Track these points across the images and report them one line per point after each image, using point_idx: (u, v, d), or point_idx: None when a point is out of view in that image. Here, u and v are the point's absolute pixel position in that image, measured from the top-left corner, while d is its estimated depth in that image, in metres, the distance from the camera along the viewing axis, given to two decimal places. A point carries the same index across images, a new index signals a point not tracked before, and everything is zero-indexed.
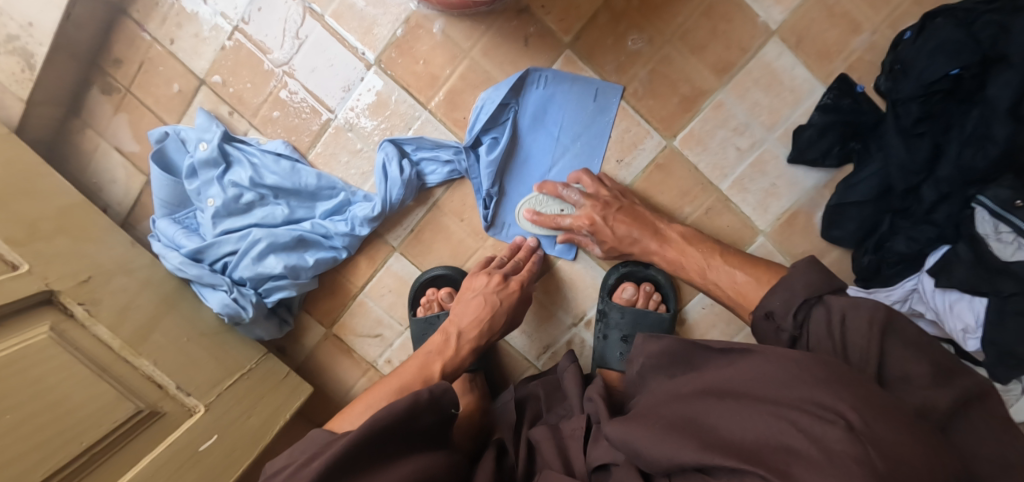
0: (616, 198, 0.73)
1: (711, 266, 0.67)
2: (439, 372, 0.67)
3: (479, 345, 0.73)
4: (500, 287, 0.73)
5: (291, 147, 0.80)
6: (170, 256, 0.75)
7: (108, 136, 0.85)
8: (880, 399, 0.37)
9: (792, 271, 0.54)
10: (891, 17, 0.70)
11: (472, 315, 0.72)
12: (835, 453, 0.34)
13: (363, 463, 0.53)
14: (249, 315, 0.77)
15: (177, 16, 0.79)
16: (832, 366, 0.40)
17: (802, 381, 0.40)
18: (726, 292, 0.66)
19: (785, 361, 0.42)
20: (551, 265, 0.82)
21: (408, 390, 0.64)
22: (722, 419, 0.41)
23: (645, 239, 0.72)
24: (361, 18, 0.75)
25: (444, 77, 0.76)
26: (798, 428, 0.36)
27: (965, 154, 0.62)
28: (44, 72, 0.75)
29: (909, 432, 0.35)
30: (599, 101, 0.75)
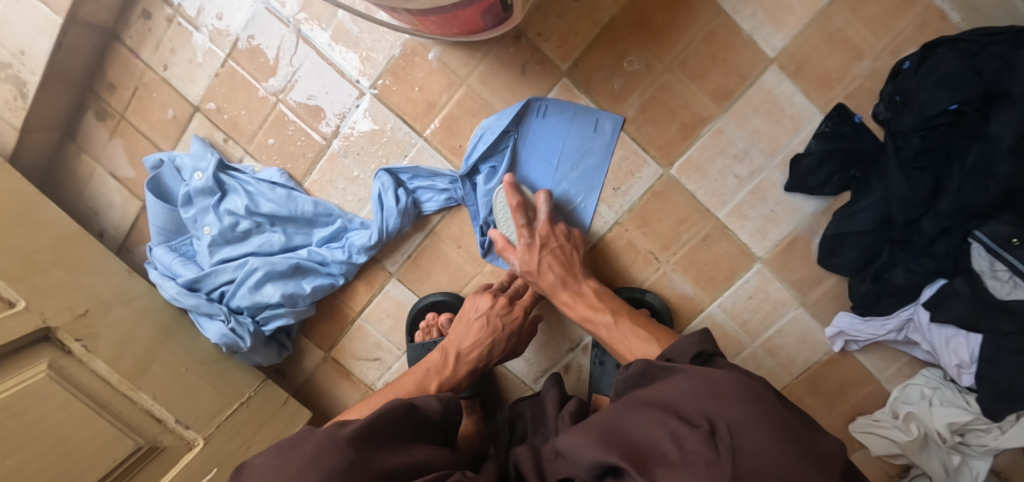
0: (563, 237, 0.72)
1: (617, 323, 0.66)
2: (435, 391, 0.68)
3: (476, 368, 0.73)
4: (503, 311, 0.73)
5: (287, 174, 0.80)
6: (167, 285, 0.75)
7: (103, 162, 0.85)
8: (776, 418, 0.40)
9: (691, 340, 0.54)
10: (893, 44, 0.68)
11: (472, 338, 0.71)
12: (692, 455, 0.38)
13: (373, 445, 0.51)
14: (247, 344, 0.77)
15: (170, 42, 0.78)
16: (745, 385, 0.43)
17: (703, 394, 0.43)
18: (624, 343, 0.64)
19: (703, 379, 0.45)
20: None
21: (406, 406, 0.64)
22: (631, 423, 0.45)
23: (566, 283, 0.70)
24: (357, 44, 0.75)
25: (441, 105, 0.76)
26: (673, 433, 0.41)
27: (966, 190, 0.61)
28: (38, 101, 0.75)
29: (773, 439, 0.38)
30: (599, 131, 0.74)
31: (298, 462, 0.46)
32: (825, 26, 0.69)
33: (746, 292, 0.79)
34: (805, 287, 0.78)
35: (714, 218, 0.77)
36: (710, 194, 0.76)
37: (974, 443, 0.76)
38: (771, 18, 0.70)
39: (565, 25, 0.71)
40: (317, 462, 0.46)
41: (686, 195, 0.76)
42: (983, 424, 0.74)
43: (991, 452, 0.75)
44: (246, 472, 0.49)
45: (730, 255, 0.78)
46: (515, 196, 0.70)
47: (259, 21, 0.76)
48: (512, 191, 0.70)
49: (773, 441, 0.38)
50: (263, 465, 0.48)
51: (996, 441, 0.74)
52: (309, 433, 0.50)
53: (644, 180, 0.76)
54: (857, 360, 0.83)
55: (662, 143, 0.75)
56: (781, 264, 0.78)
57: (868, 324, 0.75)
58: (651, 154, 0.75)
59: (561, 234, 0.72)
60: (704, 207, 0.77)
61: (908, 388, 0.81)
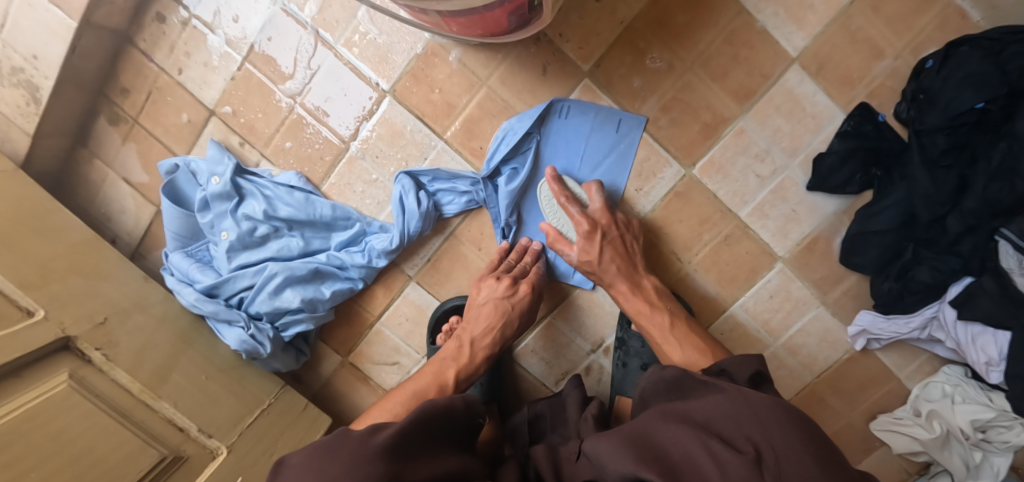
0: (624, 227, 0.74)
1: (672, 327, 0.68)
2: (453, 379, 0.67)
3: (493, 353, 0.72)
4: (508, 292, 0.71)
5: (305, 178, 0.79)
6: (186, 292, 0.74)
7: (116, 167, 0.83)
8: (820, 446, 0.40)
9: (736, 362, 0.52)
10: (915, 42, 0.68)
11: (483, 324, 0.71)
12: (734, 479, 0.38)
13: (409, 453, 0.51)
14: (266, 350, 0.76)
15: (184, 45, 0.77)
16: (793, 411, 0.42)
17: (743, 416, 0.42)
18: (682, 352, 0.66)
19: (744, 400, 0.43)
20: (573, 288, 0.81)
21: (423, 397, 0.63)
22: (666, 436, 0.44)
23: (631, 274, 0.72)
24: (375, 46, 0.74)
25: (460, 106, 0.75)
26: (712, 452, 0.40)
27: (992, 188, 0.61)
28: (50, 106, 0.74)
29: (818, 468, 0.38)
30: (621, 131, 0.74)
31: (335, 468, 0.47)
32: (846, 25, 0.69)
33: (767, 292, 0.79)
34: (826, 286, 0.78)
35: (736, 217, 0.77)
36: (732, 194, 0.76)
37: (994, 439, 0.76)
38: (792, 17, 0.69)
39: (587, 26, 0.71)
40: (352, 474, 0.46)
41: (707, 195, 0.76)
42: (1006, 420, 0.74)
43: (1011, 449, 0.75)
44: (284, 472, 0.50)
45: (752, 255, 0.78)
46: (562, 191, 0.72)
47: (276, 23, 0.75)
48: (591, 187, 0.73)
49: (818, 470, 0.38)
50: (300, 468, 0.49)
51: (1018, 437, 0.74)
52: (345, 435, 0.50)
53: (665, 181, 0.76)
54: (878, 358, 0.83)
55: (683, 143, 0.74)
56: (803, 264, 0.78)
57: (891, 322, 0.75)
58: (673, 154, 0.75)
59: (622, 225, 0.73)
60: (725, 207, 0.77)
61: (929, 385, 0.81)
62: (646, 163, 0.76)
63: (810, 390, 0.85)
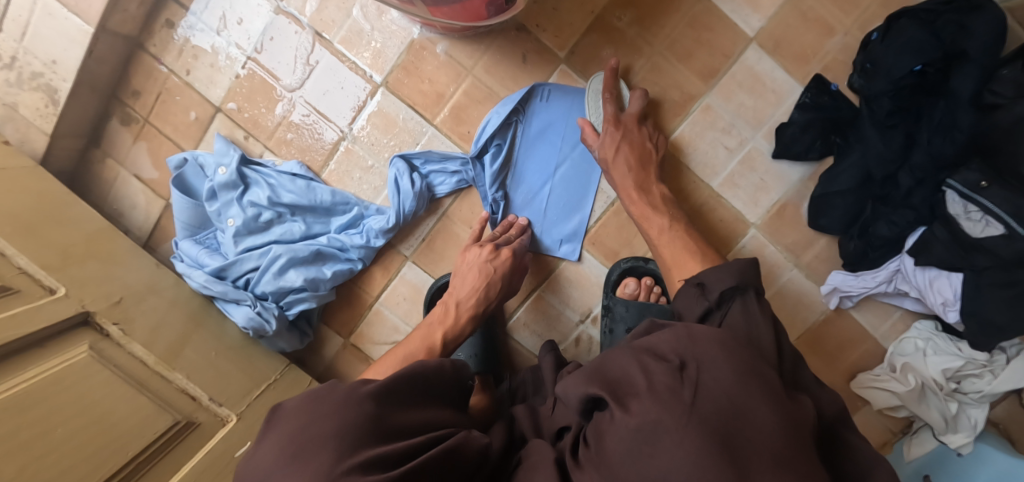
0: (646, 137, 0.77)
1: (671, 228, 0.71)
2: (440, 341, 0.71)
3: (478, 314, 0.76)
4: (491, 256, 0.76)
5: (305, 167, 0.84)
6: (196, 274, 0.79)
7: (128, 165, 0.89)
8: (744, 359, 0.41)
9: (714, 277, 0.56)
10: (861, 20, 0.75)
11: (469, 285, 0.75)
12: (660, 385, 0.41)
13: (393, 403, 0.52)
14: (272, 328, 0.80)
15: (193, 49, 0.84)
16: (728, 341, 0.42)
17: (678, 338, 0.44)
18: (670, 249, 0.69)
19: (685, 327, 0.45)
20: (560, 260, 0.86)
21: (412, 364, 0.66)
22: (613, 358, 0.48)
23: (640, 178, 0.74)
24: (369, 42, 0.80)
25: (449, 94, 0.81)
26: (645, 368, 0.43)
27: (935, 142, 0.68)
28: (67, 107, 0.80)
29: (737, 375, 0.39)
30: None
31: (326, 409, 0.48)
32: (798, 6, 0.76)
33: (743, 258, 0.84)
34: (796, 250, 0.84)
35: (708, 188, 0.83)
36: (703, 166, 0.82)
37: (968, 390, 0.81)
38: (748, 2, 0.76)
39: (562, 17, 0.78)
40: (340, 415, 0.47)
41: (681, 167, 0.82)
42: (976, 368, 0.79)
43: (986, 400, 0.80)
44: (277, 417, 0.50)
45: (726, 223, 0.83)
46: (610, 90, 0.76)
47: (278, 25, 0.81)
48: (609, 81, 0.76)
49: (737, 376, 0.39)
50: (293, 411, 0.50)
51: (989, 385, 0.79)
52: (334, 386, 0.51)
53: None
54: (853, 318, 0.87)
55: (655, 121, 0.80)
56: (775, 229, 0.83)
57: (860, 279, 0.80)
58: (646, 131, 0.81)
59: (644, 133, 0.76)
60: (698, 178, 0.82)
61: (903, 342, 0.85)
62: None
63: (791, 352, 0.89)
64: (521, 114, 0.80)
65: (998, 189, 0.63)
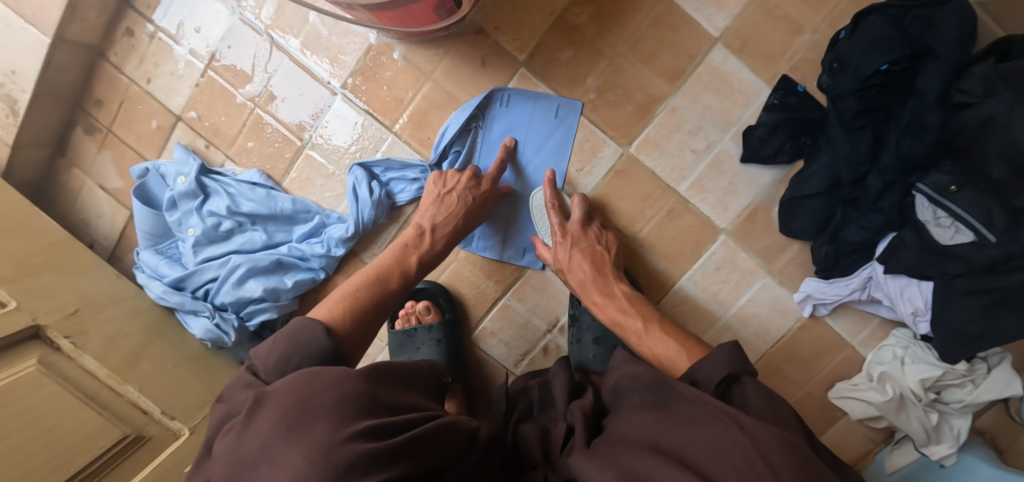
0: (595, 239, 0.75)
1: (647, 331, 0.63)
2: (416, 263, 0.66)
3: (454, 240, 0.73)
4: (473, 184, 0.74)
5: (266, 175, 0.83)
6: (154, 285, 0.78)
7: (93, 174, 0.88)
8: None
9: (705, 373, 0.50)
10: (831, 17, 0.72)
11: (445, 210, 0.72)
12: None
13: (387, 382, 0.46)
14: (231, 339, 0.79)
15: (153, 57, 0.83)
16: (793, 448, 0.38)
17: (752, 464, 0.37)
18: (653, 356, 0.60)
19: (755, 439, 0.39)
20: (524, 269, 0.84)
21: (386, 295, 0.60)
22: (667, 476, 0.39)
23: (598, 284, 0.70)
24: (327, 48, 0.79)
25: (408, 100, 0.79)
26: None
27: (903, 143, 0.66)
28: (29, 118, 0.80)
29: None
30: (560, 116, 0.78)
31: (318, 386, 0.41)
32: (763, 4, 0.73)
33: (714, 264, 0.82)
34: (768, 256, 0.81)
35: (675, 193, 0.80)
36: (669, 170, 0.79)
37: (948, 399, 0.78)
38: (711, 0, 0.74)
39: (521, 19, 0.76)
40: (338, 401, 0.40)
41: (646, 172, 0.79)
42: (957, 378, 0.76)
43: (968, 410, 0.77)
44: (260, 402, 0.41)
45: (695, 228, 0.81)
46: (551, 201, 0.76)
47: (236, 32, 0.80)
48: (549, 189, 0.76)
49: None
50: (282, 394, 0.41)
51: (971, 395, 0.76)
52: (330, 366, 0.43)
53: (605, 160, 0.79)
54: (829, 326, 0.84)
55: (619, 124, 0.78)
56: (745, 234, 0.81)
57: (833, 285, 0.77)
58: (608, 135, 0.78)
59: (593, 237, 0.75)
60: (665, 183, 0.80)
61: (882, 350, 0.82)
62: (585, 144, 0.79)
63: (767, 360, 0.86)
64: (480, 120, 0.79)
65: (968, 193, 0.60)
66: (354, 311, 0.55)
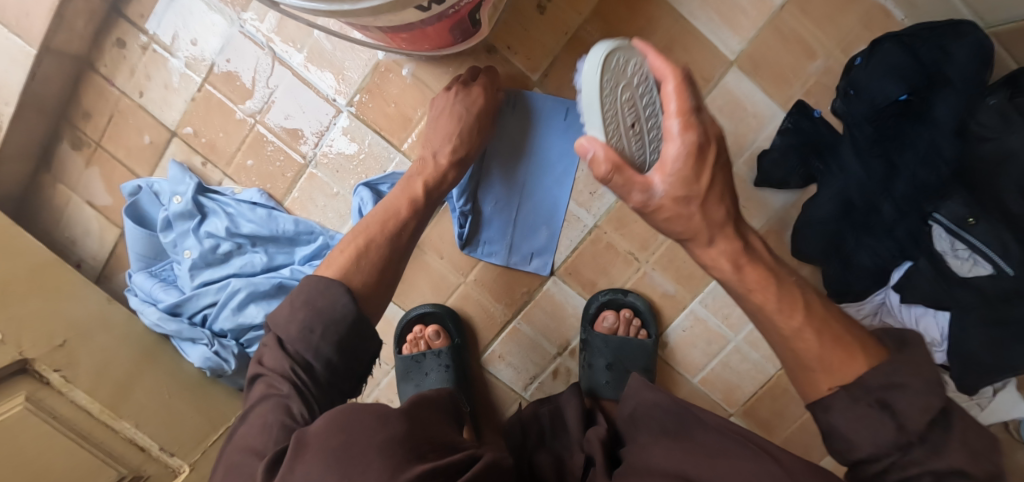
0: None
1: None
2: (423, 189, 0.63)
3: (463, 161, 0.68)
4: (464, 97, 0.69)
5: (267, 194, 0.80)
6: (148, 311, 0.74)
7: (80, 190, 0.84)
8: None
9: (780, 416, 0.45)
10: (844, 42, 0.72)
11: (443, 133, 0.68)
12: None
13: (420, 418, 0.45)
14: (231, 367, 0.76)
15: (145, 69, 0.78)
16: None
17: None
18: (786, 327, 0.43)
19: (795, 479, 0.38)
20: (535, 276, 0.81)
21: (402, 249, 0.58)
22: None
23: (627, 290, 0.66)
24: (331, 63, 0.76)
25: (416, 118, 0.76)
26: None
27: (919, 172, 0.65)
28: (12, 132, 0.75)
29: None
30: (569, 119, 0.75)
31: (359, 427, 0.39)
32: (779, 28, 0.73)
33: (725, 287, 0.81)
34: None
35: None
36: None
37: None
38: (727, 22, 0.73)
39: (533, 37, 0.74)
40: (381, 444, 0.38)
41: None
42: (963, 401, 0.77)
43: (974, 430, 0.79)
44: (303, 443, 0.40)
45: None
46: None
47: (235, 44, 0.76)
48: None
49: None
50: (322, 436, 0.39)
51: (976, 417, 0.77)
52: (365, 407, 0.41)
53: None
54: None
55: None
56: None
57: (845, 311, 0.77)
58: None
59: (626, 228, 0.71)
60: None
61: None
62: None
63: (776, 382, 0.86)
64: None
65: (985, 226, 0.59)
66: (365, 264, 0.54)
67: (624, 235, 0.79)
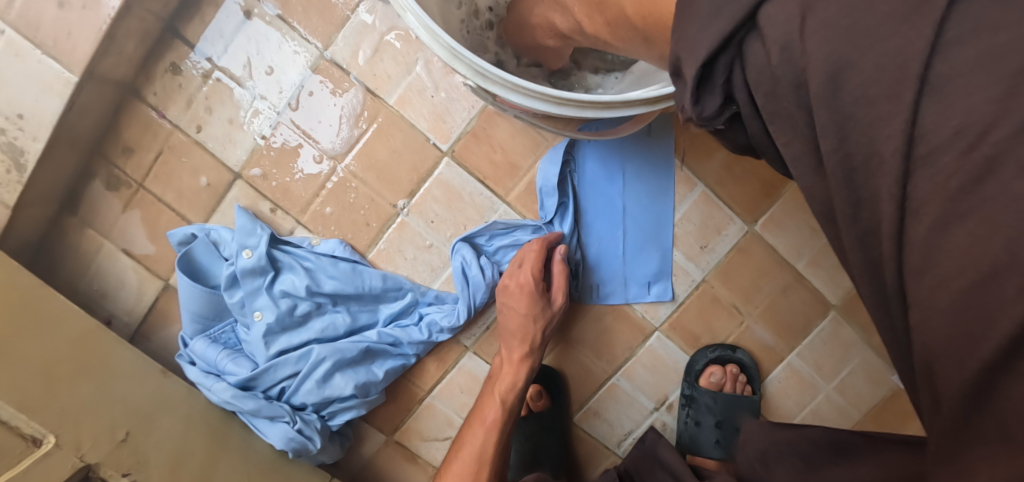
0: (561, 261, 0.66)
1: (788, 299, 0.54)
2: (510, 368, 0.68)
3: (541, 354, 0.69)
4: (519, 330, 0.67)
5: (349, 246, 0.71)
6: (217, 387, 0.64)
7: (114, 237, 0.71)
8: None
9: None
10: None
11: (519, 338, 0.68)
12: None
13: None
14: (316, 445, 0.67)
15: (205, 100, 0.67)
16: None
17: None
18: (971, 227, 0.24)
19: None
20: (643, 320, 0.77)
21: (486, 461, 0.64)
22: None
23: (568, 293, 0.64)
24: (431, 104, 0.68)
25: (525, 168, 0.70)
26: None
27: None
28: (37, 172, 0.62)
29: None
30: (654, 135, 0.71)
31: None
32: None
33: (822, 339, 0.80)
34: (869, 330, 0.81)
35: (794, 270, 0.77)
36: (790, 247, 0.76)
37: None
38: None
39: None
40: None
41: (768, 249, 0.76)
42: None
43: None
44: None
45: (810, 304, 0.79)
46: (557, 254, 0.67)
47: (319, 78, 0.67)
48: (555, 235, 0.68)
49: None
50: None
51: None
52: None
53: (729, 237, 0.75)
54: None
55: (746, 200, 0.74)
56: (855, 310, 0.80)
57: None
58: (736, 212, 0.74)
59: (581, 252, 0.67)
60: (784, 260, 0.77)
61: None
62: (710, 221, 0.74)
63: None
64: (573, 163, 0.71)
65: None
66: None
67: (727, 288, 0.77)
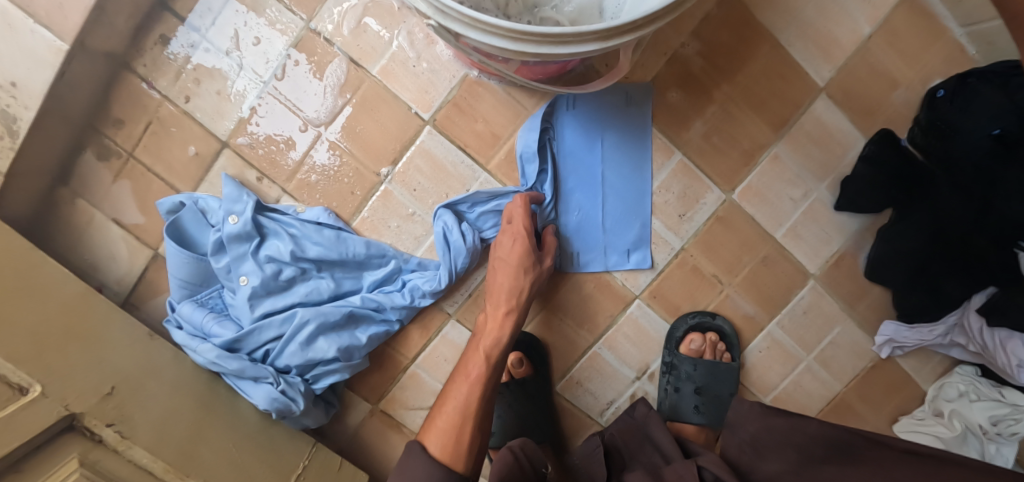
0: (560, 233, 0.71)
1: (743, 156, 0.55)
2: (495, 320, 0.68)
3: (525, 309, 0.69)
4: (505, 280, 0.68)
5: (333, 214, 0.72)
6: (203, 348, 0.65)
7: (105, 207, 0.73)
8: None
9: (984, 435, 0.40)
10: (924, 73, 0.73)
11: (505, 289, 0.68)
12: None
13: None
14: (300, 407, 0.68)
15: (194, 72, 0.69)
16: None
17: None
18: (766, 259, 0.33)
19: None
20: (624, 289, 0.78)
21: (470, 414, 0.61)
22: None
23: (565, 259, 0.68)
24: (414, 75, 0.70)
25: (506, 137, 0.72)
26: None
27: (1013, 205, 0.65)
28: (30, 140, 0.64)
29: None
30: (630, 104, 0.72)
31: None
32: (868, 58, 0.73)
33: (802, 309, 0.81)
34: (848, 300, 0.82)
35: (772, 239, 0.79)
36: (768, 216, 0.78)
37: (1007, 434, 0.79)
38: (820, 51, 0.73)
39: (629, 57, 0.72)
40: None
41: (747, 218, 0.77)
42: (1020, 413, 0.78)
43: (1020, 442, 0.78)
44: None
45: (788, 274, 0.80)
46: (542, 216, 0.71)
47: (304, 50, 0.69)
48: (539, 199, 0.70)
49: None
50: None
51: None
52: None
53: (707, 206, 0.76)
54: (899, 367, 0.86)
55: (725, 170, 0.76)
56: (834, 280, 0.81)
57: (916, 330, 0.79)
58: (713, 182, 0.76)
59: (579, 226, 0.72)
60: (763, 229, 0.78)
61: (945, 387, 0.83)
62: (688, 190, 0.76)
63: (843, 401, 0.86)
64: (551, 132, 0.72)
65: None
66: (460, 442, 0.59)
67: (706, 257, 0.78)
